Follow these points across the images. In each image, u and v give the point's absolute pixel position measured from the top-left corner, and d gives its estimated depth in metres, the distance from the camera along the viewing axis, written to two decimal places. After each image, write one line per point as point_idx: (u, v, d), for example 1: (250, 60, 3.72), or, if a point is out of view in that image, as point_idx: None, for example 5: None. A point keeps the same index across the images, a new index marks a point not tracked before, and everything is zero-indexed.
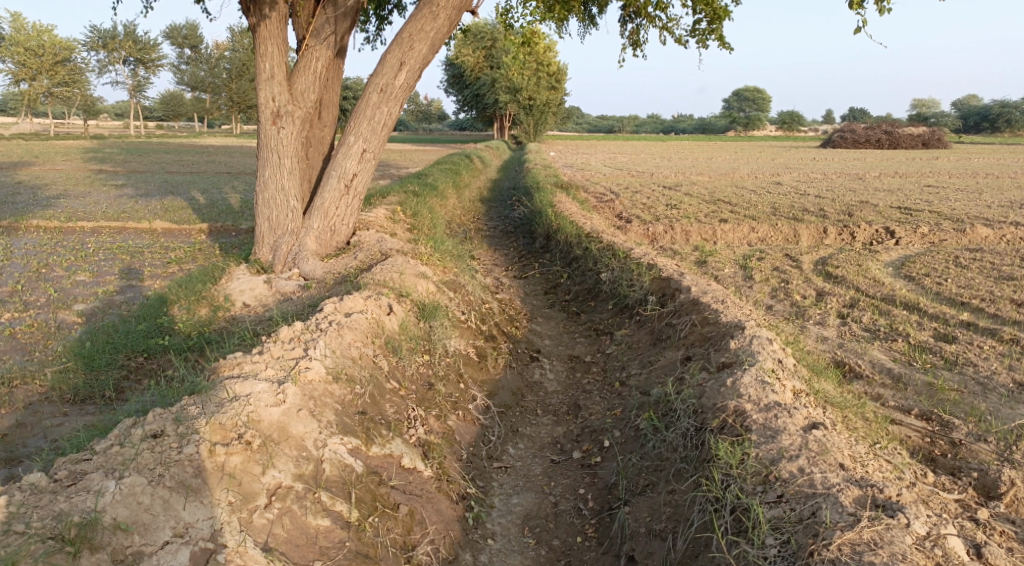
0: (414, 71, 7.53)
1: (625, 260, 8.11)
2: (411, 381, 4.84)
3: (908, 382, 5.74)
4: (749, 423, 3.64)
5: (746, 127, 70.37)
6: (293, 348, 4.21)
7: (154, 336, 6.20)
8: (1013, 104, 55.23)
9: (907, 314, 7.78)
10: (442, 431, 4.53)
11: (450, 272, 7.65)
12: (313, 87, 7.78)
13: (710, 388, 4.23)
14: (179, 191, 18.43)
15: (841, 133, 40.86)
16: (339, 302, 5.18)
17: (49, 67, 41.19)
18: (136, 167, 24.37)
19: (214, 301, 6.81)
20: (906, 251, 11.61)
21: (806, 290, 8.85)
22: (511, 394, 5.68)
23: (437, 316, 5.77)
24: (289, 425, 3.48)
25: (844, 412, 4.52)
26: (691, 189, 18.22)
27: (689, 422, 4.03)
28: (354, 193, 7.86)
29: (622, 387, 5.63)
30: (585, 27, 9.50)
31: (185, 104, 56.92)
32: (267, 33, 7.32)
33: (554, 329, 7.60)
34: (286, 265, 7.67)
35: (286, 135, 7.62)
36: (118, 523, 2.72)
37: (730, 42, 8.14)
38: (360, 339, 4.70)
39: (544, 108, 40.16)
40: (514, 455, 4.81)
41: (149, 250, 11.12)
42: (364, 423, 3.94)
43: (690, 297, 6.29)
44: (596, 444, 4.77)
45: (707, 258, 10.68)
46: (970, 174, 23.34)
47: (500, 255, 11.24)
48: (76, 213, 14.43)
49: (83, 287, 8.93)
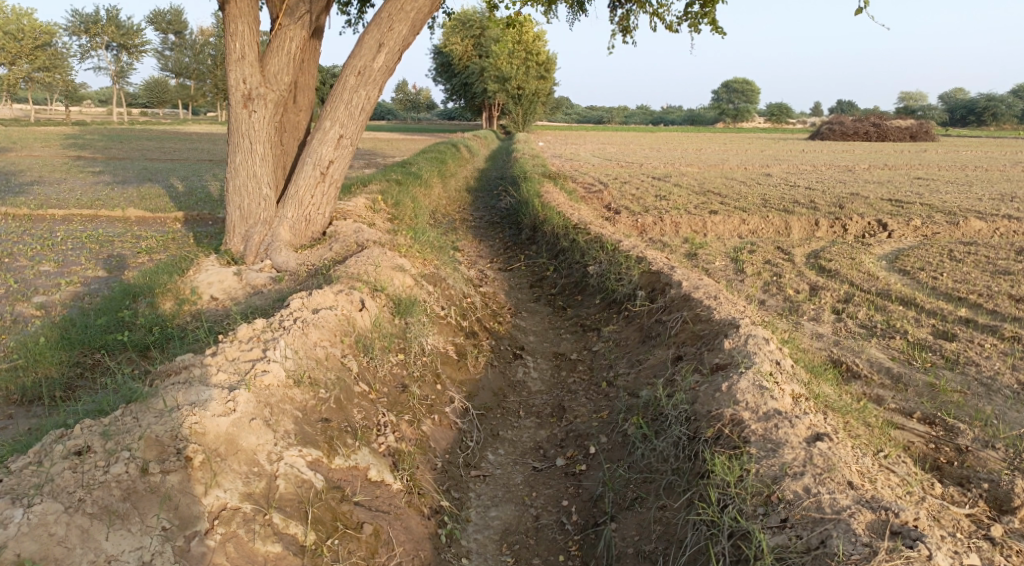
0: (394, 54, 7.13)
1: (614, 253, 7.79)
2: (383, 383, 4.50)
3: (908, 383, 5.47)
4: (747, 434, 3.32)
5: (735, 119, 70.24)
6: (251, 349, 3.87)
7: (114, 331, 5.81)
8: (999, 99, 55.35)
9: (903, 309, 7.53)
10: (415, 438, 4.20)
11: (430, 265, 7.29)
12: (287, 69, 7.35)
13: (704, 393, 3.91)
14: (158, 178, 17.92)
15: (829, 125, 40.80)
16: (306, 297, 4.83)
17: (29, 52, 40.13)
18: (115, 154, 23.80)
19: (180, 294, 6.43)
20: (899, 244, 11.37)
21: (799, 284, 8.58)
22: (491, 395, 5.36)
23: (414, 312, 5.42)
24: (239, 437, 3.16)
25: (846, 418, 4.22)
26: (680, 180, 17.93)
27: (681, 430, 3.71)
28: (331, 180, 7.46)
29: (609, 388, 5.33)
30: (573, 13, 9.13)
31: (170, 90, 55.99)
32: (237, 12, 6.91)
33: (539, 324, 7.28)
34: (258, 256, 7.27)
35: (258, 120, 7.21)
36: (22, 560, 2.41)
37: (724, 27, 7.82)
38: (327, 338, 4.37)
39: (533, 97, 39.62)
40: (494, 462, 4.49)
41: (120, 239, 10.67)
42: (327, 432, 3.62)
43: (681, 293, 5.97)
44: (581, 451, 4.46)
45: (697, 250, 10.41)
46: (958, 167, 23.19)
47: (485, 247, 10.91)
48: (49, 201, 13.89)
49: (46, 278, 8.47)
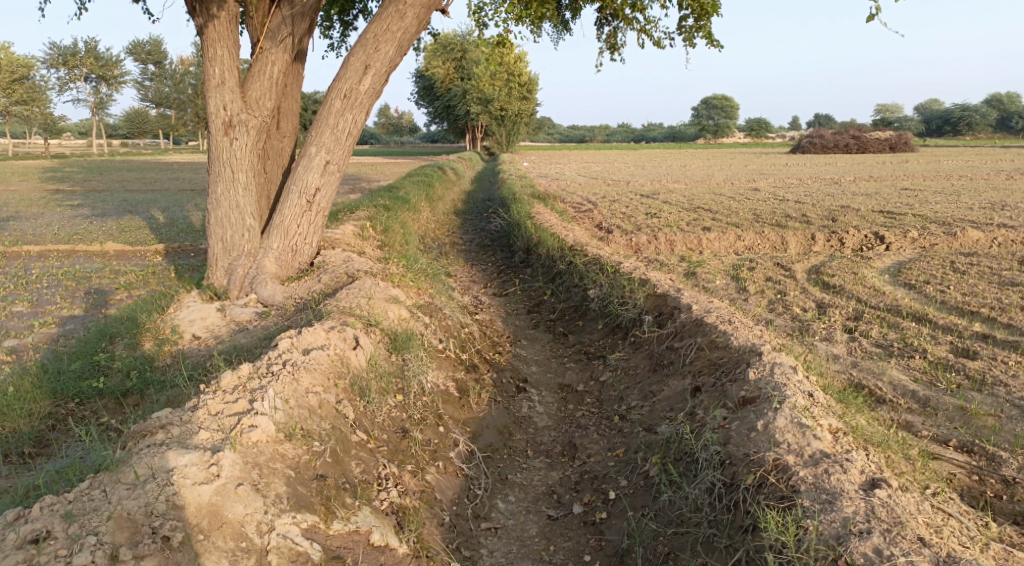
0: (381, 76, 6.83)
1: (615, 275, 7.48)
2: (381, 428, 4.14)
3: (938, 406, 5.17)
4: (796, 482, 3.01)
5: (715, 135, 70.73)
6: (237, 400, 3.50)
7: (90, 376, 5.40)
8: (974, 108, 56.10)
9: (917, 326, 7.26)
10: (419, 490, 3.83)
11: (425, 294, 6.93)
12: (270, 94, 7.02)
13: (737, 433, 3.58)
14: (139, 210, 17.47)
15: (810, 138, 41.09)
16: (296, 336, 4.46)
17: (7, 85, 39.53)
18: (94, 186, 23.30)
19: (159, 333, 6.05)
20: (899, 256, 11.16)
21: (805, 302, 8.29)
22: (497, 433, 4.98)
23: (412, 347, 5.05)
24: (224, 507, 2.83)
25: (887, 453, 3.89)
26: (669, 197, 17.74)
27: (715, 475, 3.39)
28: (318, 209, 7.11)
29: (622, 423, 4.98)
30: (558, 33, 8.91)
31: (150, 120, 55.52)
32: (216, 36, 6.59)
33: (541, 353, 6.91)
34: (242, 290, 6.88)
35: (240, 147, 6.87)
36: None
37: (719, 40, 7.62)
38: (320, 382, 4.00)
39: (516, 118, 39.54)
40: (505, 511, 4.09)
41: (99, 274, 10.23)
42: (323, 492, 3.24)
43: (692, 317, 5.65)
44: (599, 495, 4.09)
45: (696, 269, 10.15)
46: (943, 176, 23.20)
47: (478, 271, 10.57)
48: (25, 236, 13.41)
49: (18, 319, 8.03)
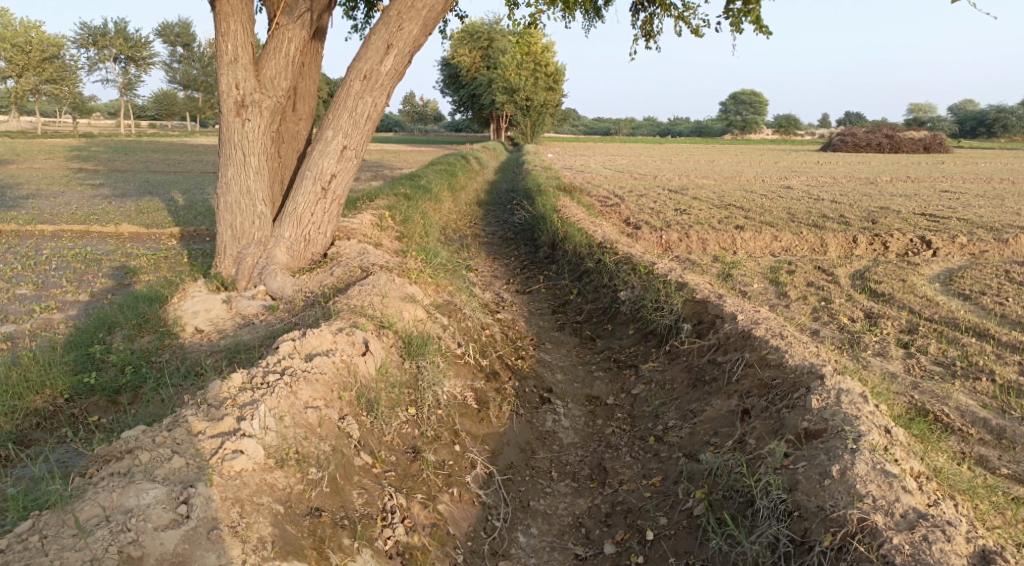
0: (404, 56, 6.32)
1: (649, 276, 6.90)
2: (390, 449, 3.68)
3: (1015, 439, 4.59)
4: (888, 552, 2.68)
5: (743, 130, 69.23)
6: (222, 417, 3.06)
7: (82, 370, 4.98)
8: (1011, 110, 54.28)
9: (977, 342, 6.63)
10: (430, 525, 3.35)
11: (444, 292, 6.42)
12: (285, 72, 6.53)
13: (805, 478, 3.13)
14: (159, 191, 17.16)
15: (841, 136, 39.86)
16: (299, 340, 3.99)
17: (37, 64, 39.62)
18: (118, 166, 23.11)
19: (161, 325, 5.63)
20: (947, 263, 10.46)
21: (853, 311, 7.67)
22: (519, 451, 4.48)
23: (427, 353, 4.55)
24: (192, 558, 2.43)
25: (975, 503, 3.34)
26: (699, 193, 17.05)
27: (779, 529, 3.01)
28: (334, 196, 6.62)
29: (658, 445, 4.45)
30: (590, 20, 8.33)
31: (178, 103, 55.51)
32: (229, 9, 6.11)
33: (566, 359, 6.36)
34: (251, 281, 6.44)
35: (253, 129, 6.41)
36: None
37: (770, 26, 7.00)
38: (322, 395, 3.54)
39: (541, 109, 38.89)
40: (527, 546, 3.60)
41: (110, 257, 9.85)
42: (317, 532, 2.81)
43: (737, 328, 5.07)
44: (635, 534, 3.57)
45: (731, 270, 9.57)
46: (983, 179, 22.18)
47: (501, 265, 10.07)
48: (42, 216, 13.12)
49: (21, 303, 7.65)
